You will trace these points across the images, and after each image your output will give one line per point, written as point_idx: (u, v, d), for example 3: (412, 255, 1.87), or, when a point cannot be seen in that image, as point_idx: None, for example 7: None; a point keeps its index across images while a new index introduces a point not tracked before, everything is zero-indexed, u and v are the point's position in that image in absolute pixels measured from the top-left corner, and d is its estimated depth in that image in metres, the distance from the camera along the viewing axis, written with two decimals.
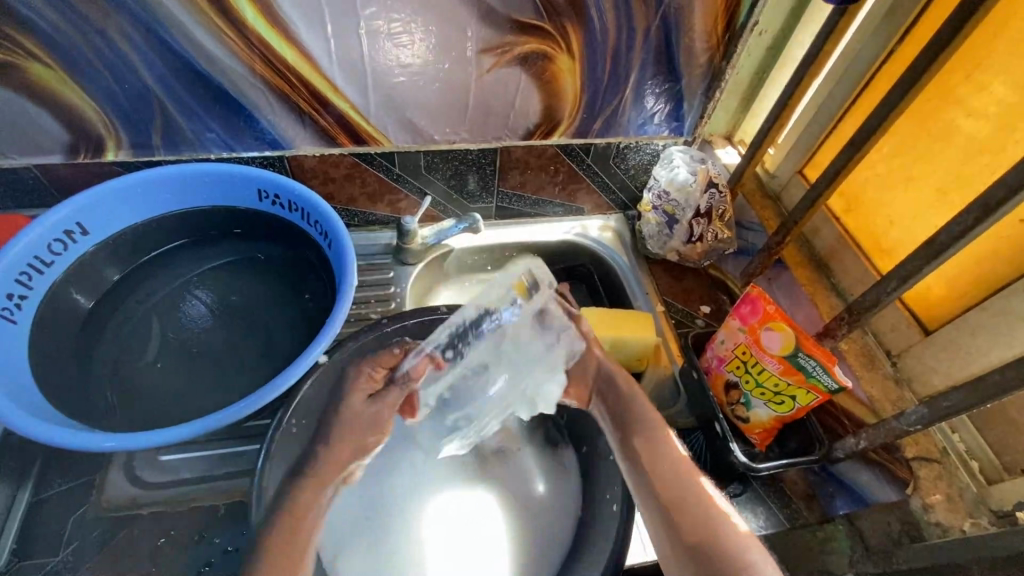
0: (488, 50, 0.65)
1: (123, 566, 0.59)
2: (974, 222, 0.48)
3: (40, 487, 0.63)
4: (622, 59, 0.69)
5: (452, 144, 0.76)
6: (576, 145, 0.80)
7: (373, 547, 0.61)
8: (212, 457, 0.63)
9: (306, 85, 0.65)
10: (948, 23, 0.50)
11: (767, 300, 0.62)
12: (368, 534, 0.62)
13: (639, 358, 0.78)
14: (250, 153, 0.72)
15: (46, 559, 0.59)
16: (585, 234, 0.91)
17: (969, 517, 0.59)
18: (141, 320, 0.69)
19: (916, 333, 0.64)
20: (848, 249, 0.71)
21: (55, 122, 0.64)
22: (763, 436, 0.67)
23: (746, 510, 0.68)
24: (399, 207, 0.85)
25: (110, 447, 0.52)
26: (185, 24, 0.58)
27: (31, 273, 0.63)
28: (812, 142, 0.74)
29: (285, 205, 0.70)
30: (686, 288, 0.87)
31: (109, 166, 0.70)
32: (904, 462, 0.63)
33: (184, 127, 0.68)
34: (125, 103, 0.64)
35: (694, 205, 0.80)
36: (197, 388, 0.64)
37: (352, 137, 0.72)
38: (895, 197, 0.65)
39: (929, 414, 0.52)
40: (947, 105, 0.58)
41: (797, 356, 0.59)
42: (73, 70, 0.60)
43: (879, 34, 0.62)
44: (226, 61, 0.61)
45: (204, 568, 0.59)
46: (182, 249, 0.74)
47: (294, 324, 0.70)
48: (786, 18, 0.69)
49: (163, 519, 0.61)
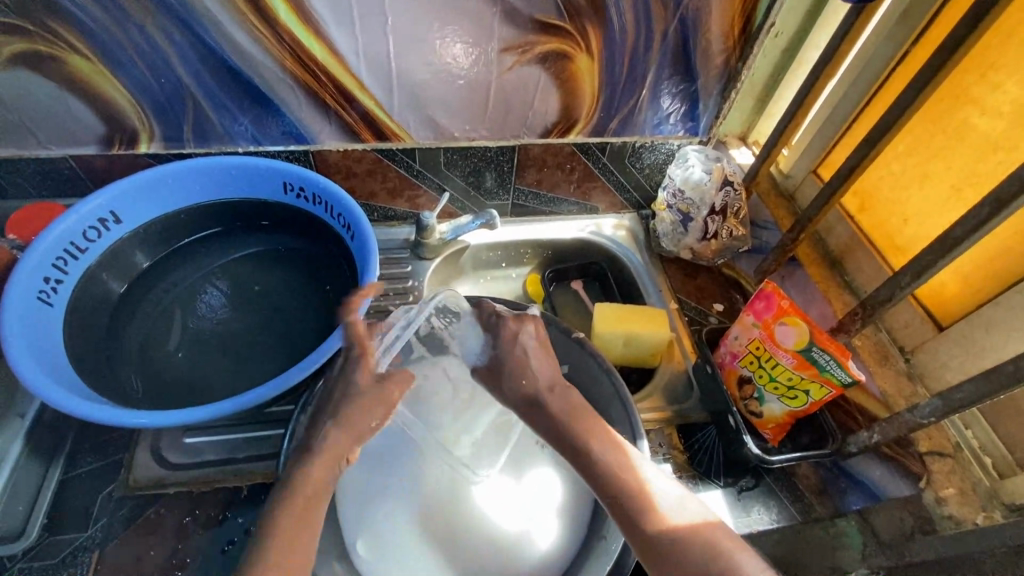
0: (510, 49, 0.67)
1: (149, 543, 0.60)
2: (987, 217, 0.48)
3: (69, 466, 0.65)
4: (641, 58, 0.70)
5: (472, 141, 0.78)
6: (593, 144, 0.81)
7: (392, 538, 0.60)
8: (235, 441, 0.66)
9: (334, 81, 0.67)
10: (964, 22, 0.51)
11: (782, 295, 0.63)
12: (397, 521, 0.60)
13: (653, 353, 0.79)
14: (276, 147, 0.74)
15: (75, 534, 0.61)
16: (599, 232, 0.92)
17: (982, 510, 0.59)
18: (168, 308, 0.71)
19: (930, 329, 0.65)
20: (861, 247, 0.72)
21: (92, 113, 0.66)
22: (776, 431, 0.68)
23: (759, 504, 0.68)
24: (418, 202, 0.86)
25: (142, 422, 0.54)
26: (219, 20, 0.60)
27: (66, 258, 0.65)
28: (827, 142, 0.75)
29: (310, 197, 0.72)
30: (700, 285, 0.88)
31: (141, 158, 0.72)
32: (917, 455, 0.63)
33: (214, 121, 0.70)
34: (159, 97, 0.66)
35: (710, 203, 0.81)
36: (221, 373, 0.66)
37: (375, 133, 0.74)
38: (909, 195, 0.66)
39: (942, 406, 0.52)
40: (962, 104, 0.59)
41: (811, 350, 0.60)
42: (111, 63, 0.62)
43: (895, 35, 0.63)
44: (256, 57, 0.63)
45: (227, 547, 0.60)
46: (208, 240, 0.76)
47: (315, 312, 0.71)
48: (801, 22, 0.71)
49: (188, 499, 0.63)
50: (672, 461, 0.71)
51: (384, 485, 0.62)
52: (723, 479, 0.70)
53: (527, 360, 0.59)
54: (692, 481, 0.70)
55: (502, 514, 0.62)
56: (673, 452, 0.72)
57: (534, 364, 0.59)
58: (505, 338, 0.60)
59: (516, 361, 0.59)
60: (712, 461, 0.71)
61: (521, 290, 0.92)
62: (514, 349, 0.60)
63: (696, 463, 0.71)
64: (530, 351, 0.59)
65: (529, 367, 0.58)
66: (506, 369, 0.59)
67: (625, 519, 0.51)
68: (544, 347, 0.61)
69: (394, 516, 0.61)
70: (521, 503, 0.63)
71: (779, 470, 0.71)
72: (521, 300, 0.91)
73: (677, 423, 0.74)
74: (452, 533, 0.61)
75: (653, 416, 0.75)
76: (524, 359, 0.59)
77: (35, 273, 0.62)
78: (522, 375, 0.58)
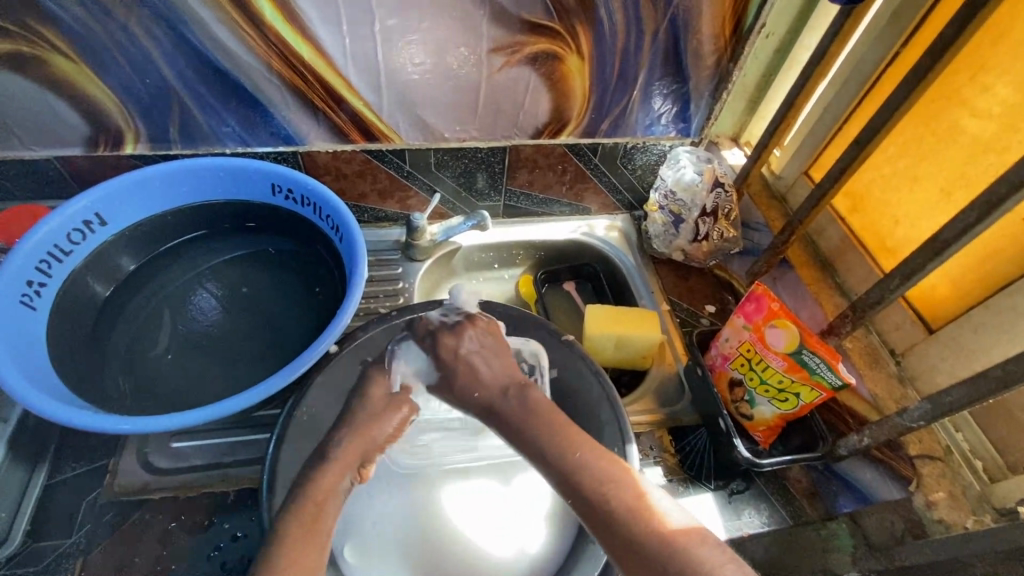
0: (499, 49, 0.67)
1: (133, 549, 0.60)
2: (976, 220, 0.48)
3: (54, 470, 0.64)
4: (631, 59, 0.70)
5: (462, 142, 0.78)
6: (584, 145, 0.81)
7: (381, 540, 0.59)
8: (221, 445, 0.65)
9: (321, 82, 0.66)
10: (955, 23, 0.51)
11: (772, 297, 0.63)
12: (387, 525, 0.60)
13: (644, 355, 0.78)
14: (264, 148, 0.74)
15: (59, 540, 0.60)
16: (591, 233, 0.92)
17: (971, 514, 0.59)
18: (153, 312, 0.70)
19: (921, 331, 0.64)
20: (853, 248, 0.71)
21: (77, 114, 0.66)
22: (767, 433, 0.68)
23: (749, 507, 0.68)
24: (408, 203, 0.85)
25: (125, 428, 0.53)
26: (204, 20, 0.59)
27: (50, 261, 0.64)
28: (818, 144, 0.75)
29: (298, 199, 0.72)
30: (692, 287, 0.87)
31: (127, 160, 0.72)
32: (906, 459, 0.63)
33: (201, 122, 0.69)
34: (145, 98, 0.65)
35: (701, 205, 0.81)
36: (207, 377, 0.65)
37: (364, 134, 0.74)
38: (900, 196, 0.66)
39: (932, 409, 0.52)
40: (952, 106, 0.59)
41: (801, 352, 0.60)
42: (95, 64, 0.61)
43: (886, 36, 0.63)
44: (243, 58, 0.63)
45: (213, 552, 0.60)
46: (196, 242, 0.75)
47: (304, 314, 0.71)
48: (793, 22, 0.70)
49: (174, 504, 0.62)
50: (663, 465, 0.71)
51: (377, 488, 0.62)
52: (713, 482, 0.69)
53: (479, 369, 0.56)
54: (683, 484, 0.69)
55: (493, 519, 0.62)
56: (664, 455, 0.72)
57: (484, 374, 0.56)
58: (445, 352, 0.58)
59: (466, 373, 0.56)
60: (702, 463, 0.70)
61: (512, 292, 0.91)
62: (460, 362, 0.57)
63: (687, 466, 0.70)
64: (478, 359, 0.57)
65: (481, 377, 0.56)
66: (457, 382, 0.56)
67: (606, 526, 0.48)
68: (492, 350, 0.58)
69: (383, 522, 0.60)
70: (514, 508, 0.62)
71: (771, 473, 0.70)
72: (512, 302, 0.91)
73: (668, 426, 0.74)
74: (437, 535, 0.60)
75: (645, 419, 0.74)
76: (472, 372, 0.56)
77: (18, 277, 0.61)
78: (475, 386, 0.56)
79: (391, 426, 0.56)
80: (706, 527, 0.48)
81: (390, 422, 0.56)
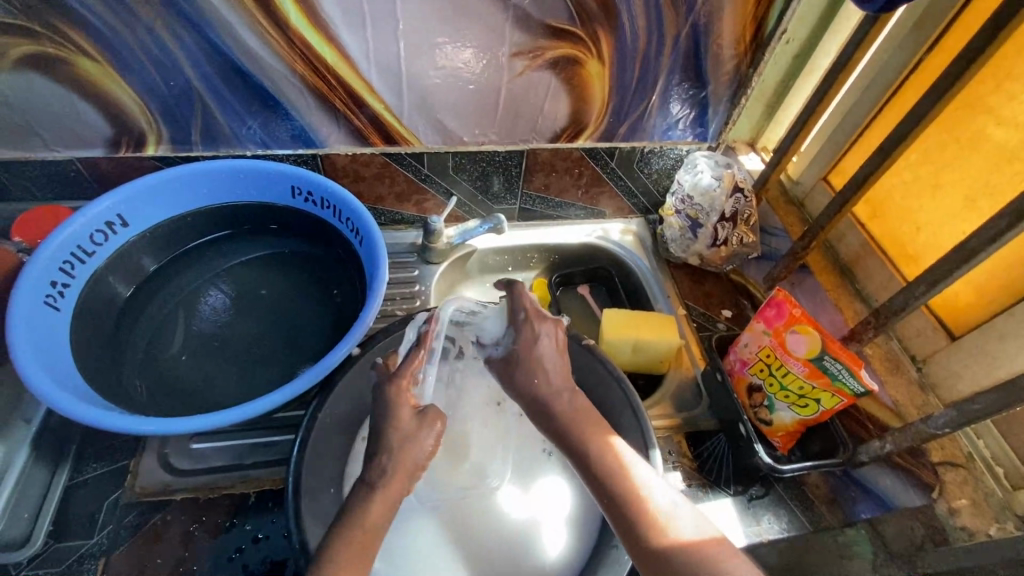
0: (521, 54, 0.67)
1: (156, 552, 0.60)
2: (1006, 228, 0.48)
3: (75, 471, 0.64)
4: (652, 63, 0.70)
5: (482, 145, 0.78)
6: (601, 148, 0.81)
7: (406, 547, 0.59)
8: (241, 446, 0.65)
9: (344, 86, 0.67)
10: (982, 32, 0.51)
11: (794, 303, 0.63)
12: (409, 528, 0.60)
13: (661, 360, 0.79)
14: (284, 151, 0.74)
15: (81, 542, 0.60)
16: (606, 237, 0.92)
17: (995, 521, 0.61)
18: (172, 313, 0.70)
19: (942, 338, 0.65)
20: (872, 254, 0.72)
21: (99, 115, 0.66)
22: (786, 439, 0.68)
23: (769, 512, 0.67)
24: (425, 206, 0.86)
25: (148, 430, 0.53)
26: (228, 22, 0.59)
27: (73, 262, 0.64)
28: (837, 150, 0.75)
29: (318, 202, 0.72)
30: (707, 291, 0.87)
31: (149, 161, 0.72)
32: (930, 466, 0.64)
33: (223, 124, 0.70)
34: (168, 100, 0.66)
35: (719, 210, 0.81)
36: (227, 378, 0.65)
37: (384, 137, 0.74)
38: (923, 204, 0.66)
39: (957, 417, 0.52)
40: (976, 114, 0.59)
41: (823, 359, 0.60)
42: (120, 65, 0.61)
43: (908, 43, 0.63)
44: (266, 61, 0.63)
45: (234, 555, 0.60)
46: (217, 243, 0.75)
47: (323, 316, 0.71)
48: (813, 28, 0.70)
49: (195, 505, 0.63)
50: (681, 469, 0.70)
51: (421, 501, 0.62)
52: (732, 487, 0.69)
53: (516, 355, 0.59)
54: (703, 489, 0.69)
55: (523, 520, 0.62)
56: (682, 459, 0.72)
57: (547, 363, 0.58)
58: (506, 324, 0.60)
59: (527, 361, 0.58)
60: (720, 469, 0.70)
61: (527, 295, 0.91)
62: (532, 350, 0.59)
63: (705, 472, 0.70)
64: (548, 353, 0.59)
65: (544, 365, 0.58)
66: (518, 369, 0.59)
67: (624, 518, 0.49)
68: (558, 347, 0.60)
69: (411, 529, 0.60)
70: (545, 501, 0.63)
71: (791, 480, 0.69)
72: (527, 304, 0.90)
73: (686, 430, 0.74)
74: (472, 541, 0.61)
75: (663, 423, 0.74)
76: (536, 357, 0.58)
77: (42, 278, 0.61)
78: (534, 375, 0.58)
79: (429, 444, 0.54)
80: (721, 539, 0.48)
81: (426, 442, 0.54)
